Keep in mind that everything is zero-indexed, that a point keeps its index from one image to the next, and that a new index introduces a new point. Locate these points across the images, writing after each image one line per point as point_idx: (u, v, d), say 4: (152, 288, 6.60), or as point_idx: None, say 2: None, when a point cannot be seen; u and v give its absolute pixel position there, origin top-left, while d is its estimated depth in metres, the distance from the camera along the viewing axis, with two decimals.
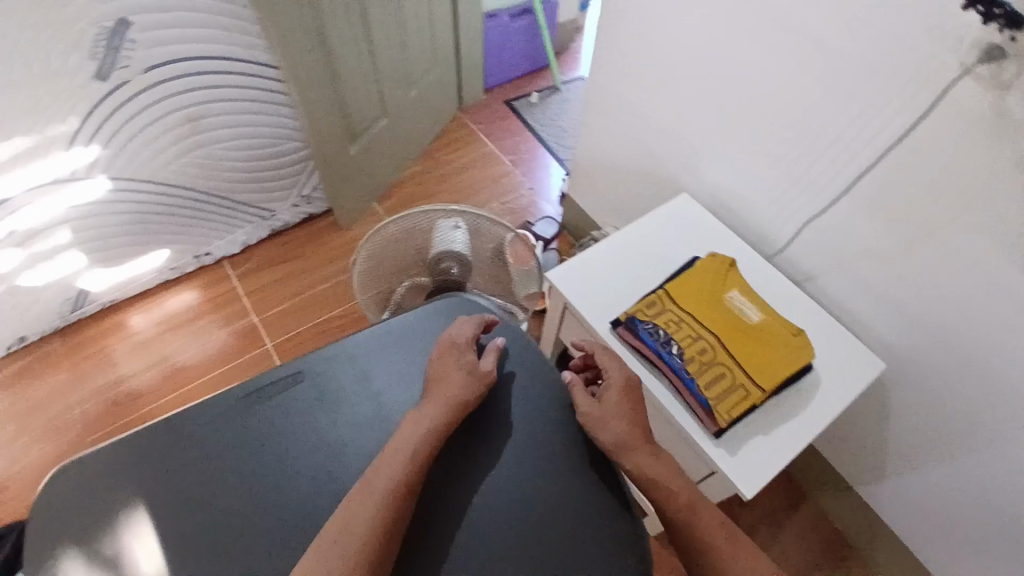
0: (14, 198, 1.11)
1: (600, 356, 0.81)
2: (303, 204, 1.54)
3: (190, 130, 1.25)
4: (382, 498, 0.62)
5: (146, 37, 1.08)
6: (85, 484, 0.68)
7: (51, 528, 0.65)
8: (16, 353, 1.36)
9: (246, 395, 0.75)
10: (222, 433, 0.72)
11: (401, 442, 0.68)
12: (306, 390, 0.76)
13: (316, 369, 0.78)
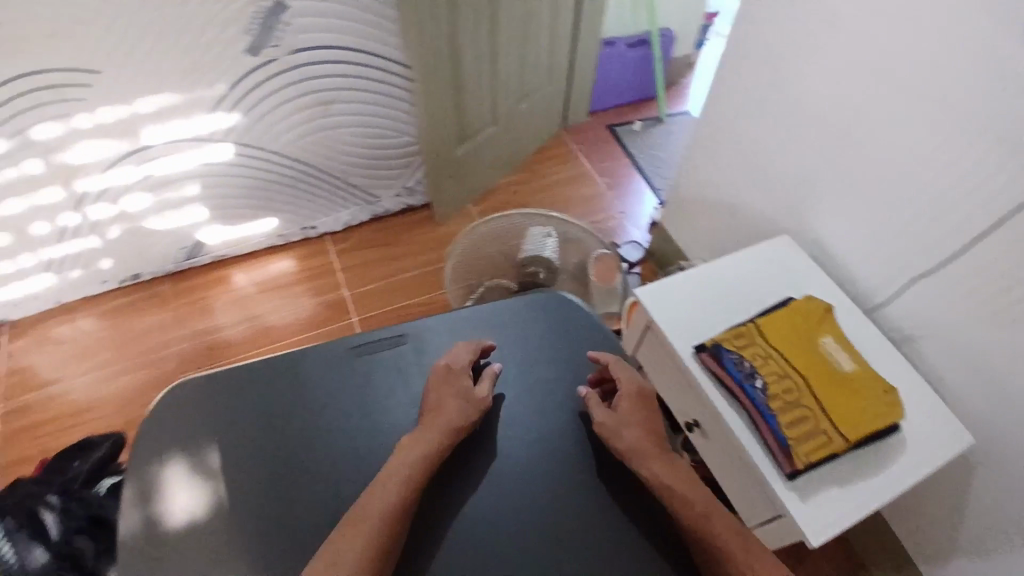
0: (155, 147, 1.26)
1: (612, 366, 0.79)
2: (407, 194, 1.62)
3: (320, 113, 1.35)
4: (373, 526, 0.60)
5: (299, 23, 1.18)
6: (200, 396, 0.72)
7: (165, 428, 0.70)
8: (130, 287, 1.50)
9: (355, 351, 0.79)
10: (326, 378, 0.76)
11: (394, 467, 0.65)
12: (407, 353, 0.80)
13: (419, 337, 0.82)
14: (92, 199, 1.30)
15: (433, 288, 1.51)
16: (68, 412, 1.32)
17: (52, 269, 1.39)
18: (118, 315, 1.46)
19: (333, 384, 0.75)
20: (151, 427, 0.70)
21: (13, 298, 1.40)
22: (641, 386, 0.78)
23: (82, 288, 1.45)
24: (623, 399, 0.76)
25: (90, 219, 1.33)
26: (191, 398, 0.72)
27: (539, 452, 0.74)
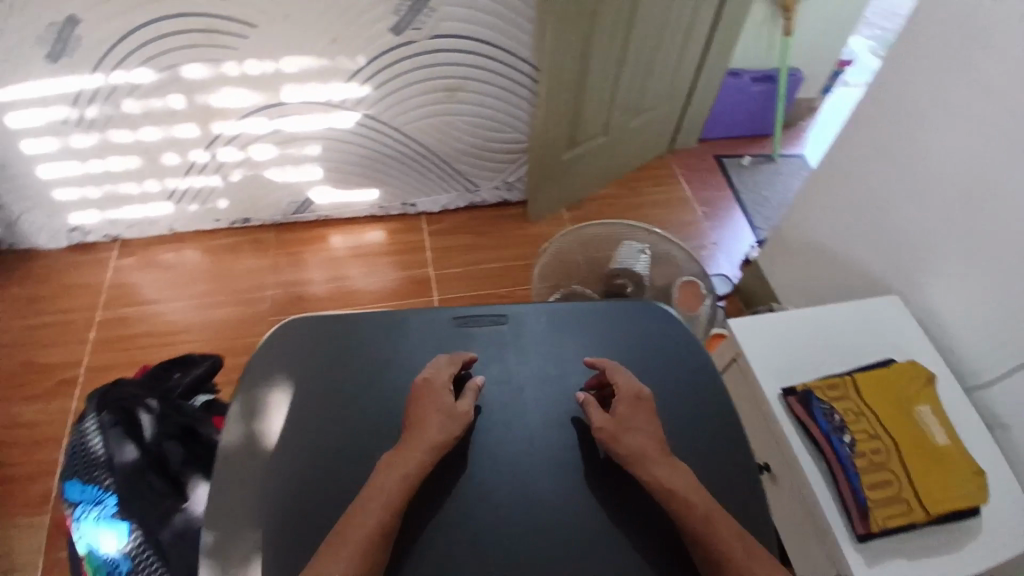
0: (289, 105, 1.35)
1: (609, 365, 0.72)
2: (506, 189, 1.65)
3: (445, 100, 1.41)
4: (359, 554, 0.55)
5: (444, 11, 1.24)
6: (311, 329, 0.76)
7: (275, 354, 0.73)
8: (237, 229, 1.60)
9: (458, 322, 0.79)
10: (425, 341, 0.77)
11: (377, 492, 0.59)
12: (506, 332, 0.79)
13: (519, 317, 0.80)
14: (222, 142, 1.40)
15: (515, 282, 1.51)
16: (161, 330, 1.43)
17: (173, 198, 1.49)
18: (221, 252, 1.57)
19: (429, 348, 0.76)
20: (263, 352, 0.74)
21: (135, 218, 1.52)
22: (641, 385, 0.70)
23: (195, 221, 1.56)
24: (622, 402, 0.68)
25: (216, 160, 1.43)
26: (300, 331, 0.76)
27: (583, 455, 0.68)
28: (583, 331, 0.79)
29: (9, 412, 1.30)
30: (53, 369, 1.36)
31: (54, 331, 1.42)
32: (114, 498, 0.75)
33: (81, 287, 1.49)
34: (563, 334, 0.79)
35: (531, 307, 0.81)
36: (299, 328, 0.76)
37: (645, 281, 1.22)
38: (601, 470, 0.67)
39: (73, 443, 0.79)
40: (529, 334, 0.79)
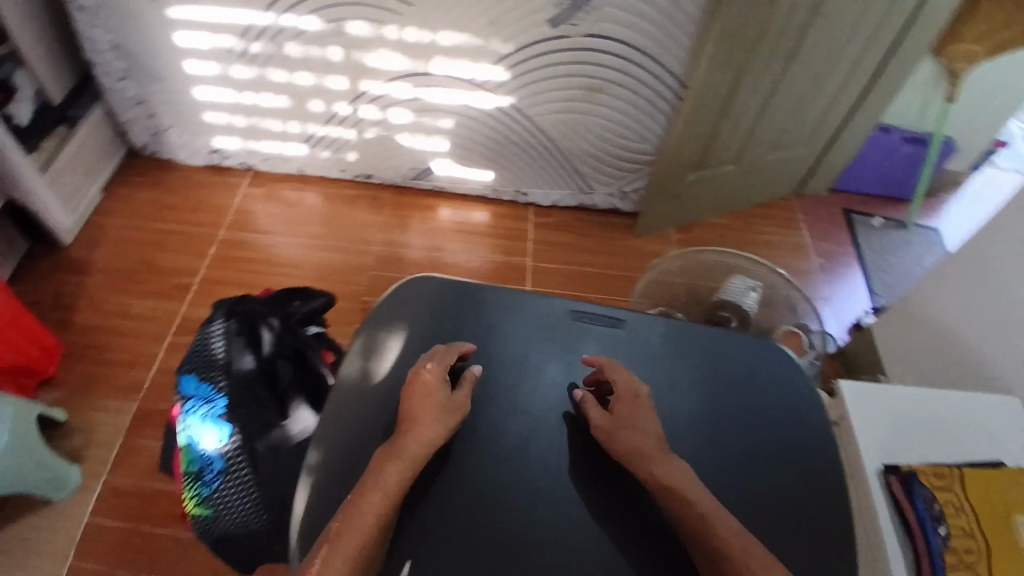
0: (435, 77, 1.39)
1: (610, 365, 0.74)
2: (619, 198, 1.61)
3: (582, 97, 1.39)
4: (362, 540, 0.57)
5: (604, 11, 1.23)
6: (446, 285, 0.83)
7: (409, 301, 0.81)
8: (358, 183, 1.68)
9: (575, 317, 0.82)
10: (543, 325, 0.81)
11: (381, 482, 0.61)
12: (622, 335, 0.82)
13: (637, 323, 0.83)
14: (366, 99, 1.45)
15: (608, 292, 1.50)
16: (272, 261, 1.52)
17: (309, 142, 1.58)
18: (339, 201, 1.64)
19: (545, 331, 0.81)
20: (397, 294, 0.81)
21: (271, 153, 1.61)
22: (637, 385, 0.72)
23: (322, 167, 1.64)
24: (619, 400, 0.70)
25: (356, 115, 1.49)
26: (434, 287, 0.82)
27: (583, 459, 0.71)
28: (694, 348, 0.81)
29: (125, 305, 1.41)
30: (170, 274, 1.47)
31: (179, 240, 1.53)
32: (222, 402, 0.81)
33: (210, 206, 1.60)
34: (676, 354, 0.80)
35: (653, 321, 0.84)
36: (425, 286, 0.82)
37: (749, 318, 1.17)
38: (598, 472, 0.70)
39: (196, 341, 0.86)
40: (638, 346, 0.81)
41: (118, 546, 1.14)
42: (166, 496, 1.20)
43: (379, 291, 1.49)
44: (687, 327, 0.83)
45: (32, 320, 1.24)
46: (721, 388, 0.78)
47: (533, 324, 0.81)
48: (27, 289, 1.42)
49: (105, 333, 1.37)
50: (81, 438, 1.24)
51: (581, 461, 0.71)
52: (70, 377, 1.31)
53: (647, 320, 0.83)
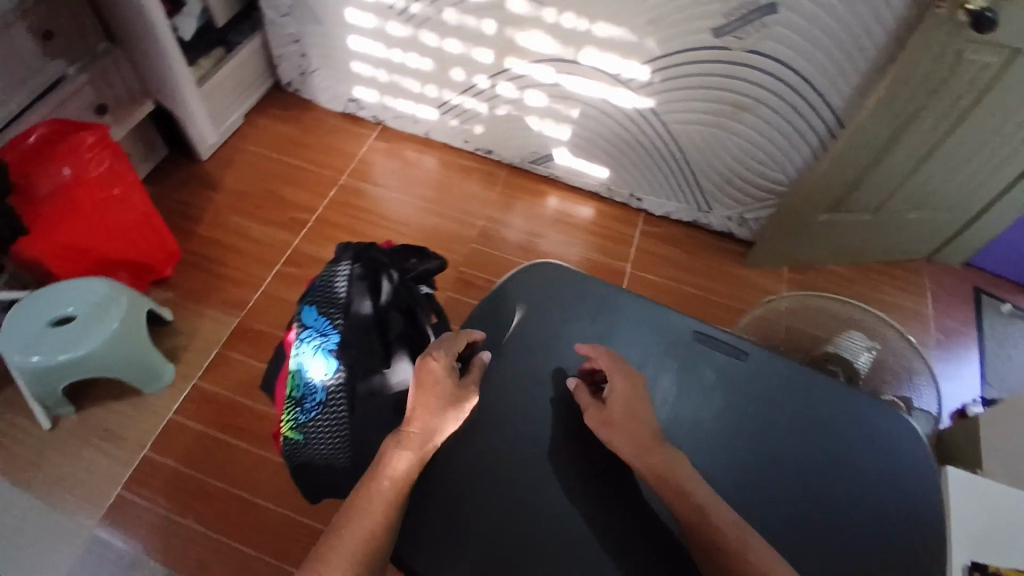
0: (582, 66, 1.35)
1: (601, 358, 0.75)
2: (735, 223, 1.55)
3: (727, 112, 1.34)
4: (377, 517, 0.57)
5: (774, 30, 1.17)
6: (578, 278, 0.91)
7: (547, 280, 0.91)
8: (477, 157, 1.70)
9: (698, 338, 0.85)
10: (655, 337, 0.86)
11: (392, 468, 0.61)
12: (740, 368, 0.83)
13: (757, 361, 0.83)
14: (506, 76, 1.45)
15: (703, 316, 1.45)
16: (381, 214, 1.56)
17: (441, 109, 1.61)
18: (456, 171, 1.67)
19: (659, 342, 0.85)
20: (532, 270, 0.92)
21: (403, 112, 1.66)
22: (638, 383, 0.73)
23: (447, 135, 1.67)
24: (614, 397, 0.71)
25: (493, 90, 1.50)
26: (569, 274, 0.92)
27: (583, 453, 0.76)
28: (808, 397, 0.81)
29: (243, 226, 1.49)
30: (287, 206, 1.53)
31: (302, 176, 1.60)
32: (336, 337, 0.85)
33: (336, 150, 1.66)
34: (790, 398, 0.81)
35: (778, 362, 0.83)
36: (563, 276, 0.91)
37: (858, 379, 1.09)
38: (598, 469, 0.75)
39: (321, 276, 0.91)
40: (751, 381, 0.82)
41: (195, 446, 1.21)
42: (245, 411, 1.26)
43: (475, 265, 1.51)
44: (810, 375, 0.82)
45: (161, 223, 1.34)
46: (822, 442, 0.78)
47: (650, 333, 0.86)
48: (162, 192, 1.52)
49: (220, 248, 1.45)
50: (181, 339, 1.32)
51: (583, 455, 0.76)
52: (183, 281, 1.40)
53: (771, 359, 0.83)
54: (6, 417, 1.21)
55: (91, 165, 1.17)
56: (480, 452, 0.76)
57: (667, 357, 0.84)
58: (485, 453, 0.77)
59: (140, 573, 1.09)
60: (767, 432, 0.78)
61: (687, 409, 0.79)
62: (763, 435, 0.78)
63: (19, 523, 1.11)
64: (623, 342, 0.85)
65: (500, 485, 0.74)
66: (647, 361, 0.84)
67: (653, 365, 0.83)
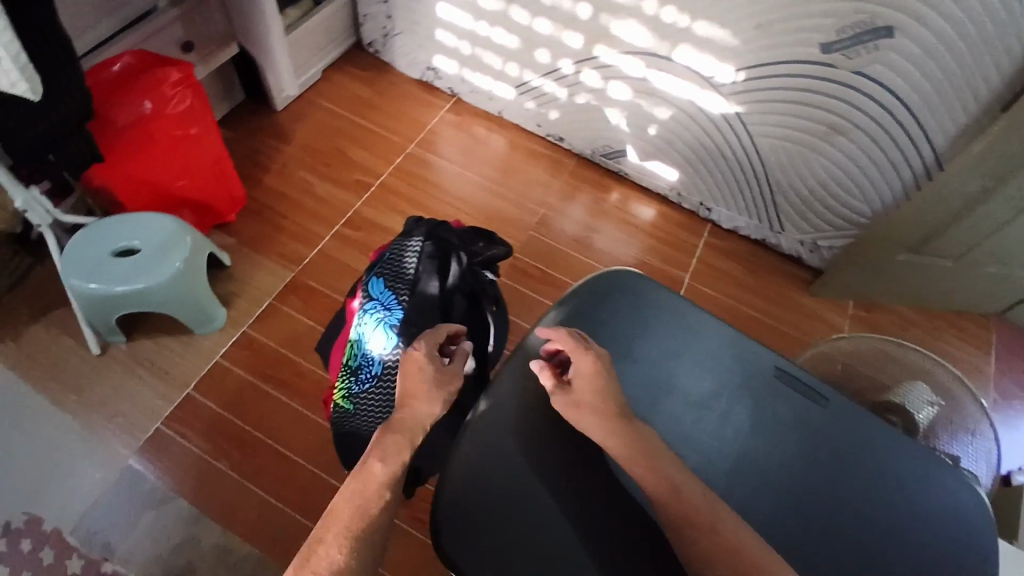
0: (675, 64, 1.29)
1: (559, 338, 0.73)
2: (806, 248, 1.49)
3: (819, 133, 1.27)
4: (376, 494, 0.57)
5: (887, 55, 1.10)
6: (658, 292, 0.83)
7: (623, 291, 0.83)
8: (547, 143, 1.67)
9: (777, 376, 0.78)
10: (733, 366, 0.79)
11: (384, 451, 0.61)
12: (820, 417, 0.76)
13: (841, 413, 0.76)
14: (592, 65, 1.41)
15: (759, 340, 1.41)
16: (444, 187, 1.55)
17: (518, 89, 1.57)
18: (523, 154, 1.64)
19: (738, 372, 0.79)
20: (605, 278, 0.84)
21: (480, 87, 1.63)
22: (602, 360, 0.72)
23: (521, 117, 1.64)
24: (578, 379, 0.70)
25: (576, 77, 1.46)
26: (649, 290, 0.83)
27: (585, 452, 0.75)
28: (888, 459, 0.74)
29: (308, 181, 1.49)
30: (353, 168, 1.53)
31: (371, 138, 1.59)
32: (400, 310, 0.86)
33: (407, 118, 1.64)
34: (870, 457, 0.74)
35: (864, 416, 0.76)
36: (634, 289, 0.83)
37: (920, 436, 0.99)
38: (598, 470, 0.74)
39: (390, 247, 0.92)
40: (832, 433, 0.75)
41: (237, 392, 1.23)
42: (288, 366, 1.26)
43: (531, 253, 1.48)
44: (895, 434, 0.76)
45: (231, 167, 1.35)
46: (897, 509, 0.72)
47: (728, 360, 0.79)
48: (235, 137, 1.53)
49: (283, 200, 1.45)
50: (235, 285, 1.34)
51: (582, 455, 0.75)
52: (244, 228, 1.41)
53: (858, 412, 0.76)
54: (61, 336, 1.24)
55: (171, 103, 1.17)
56: (508, 442, 0.74)
57: (743, 393, 0.77)
58: (500, 444, 0.74)
59: (169, 508, 1.11)
60: (841, 490, 0.73)
61: (759, 449, 0.75)
62: (837, 491, 0.73)
63: (61, 441, 1.14)
64: (698, 367, 0.79)
65: (522, 482, 0.72)
66: (722, 393, 0.78)
67: (726, 397, 0.77)
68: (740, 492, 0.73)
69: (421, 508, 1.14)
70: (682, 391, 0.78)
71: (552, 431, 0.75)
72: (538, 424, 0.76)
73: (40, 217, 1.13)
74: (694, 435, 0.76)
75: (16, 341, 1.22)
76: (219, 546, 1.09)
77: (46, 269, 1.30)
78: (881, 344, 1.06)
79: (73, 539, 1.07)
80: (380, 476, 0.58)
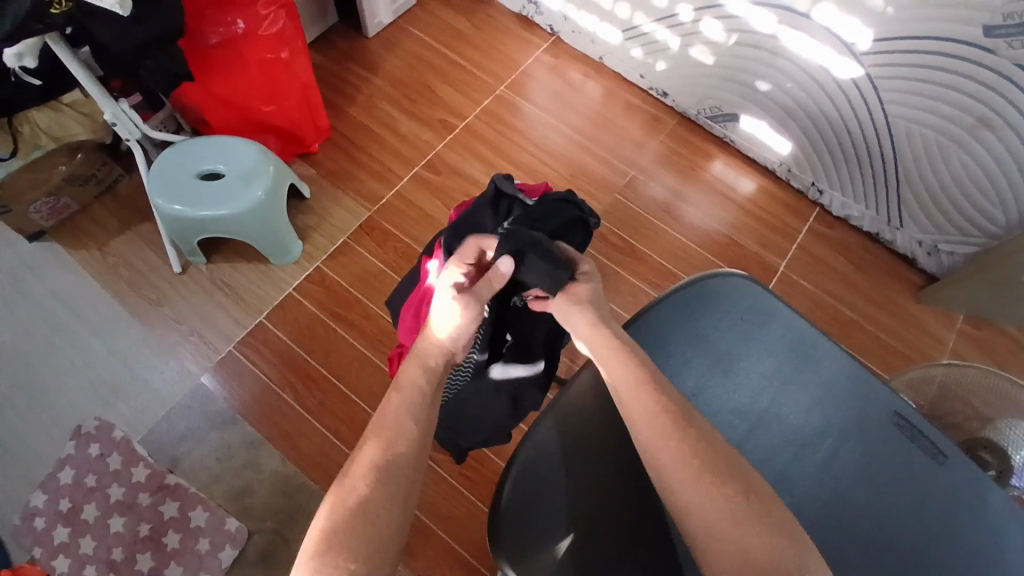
0: (812, 23, 1.12)
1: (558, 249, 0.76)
2: (924, 249, 1.33)
3: (966, 126, 1.10)
4: (411, 399, 0.63)
5: None
6: (763, 302, 0.76)
7: (732, 299, 0.76)
8: (649, 97, 1.53)
9: (898, 426, 0.70)
10: (842, 398, 0.72)
11: (418, 361, 0.67)
12: (930, 472, 0.68)
13: (957, 473, 0.68)
14: (715, 13, 1.24)
15: (850, 345, 1.30)
16: (531, 135, 1.46)
17: (626, 33, 1.43)
18: (620, 106, 1.52)
19: (848, 407, 0.71)
20: (717, 280, 0.77)
21: (584, 27, 1.49)
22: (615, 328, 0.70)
23: (624, 64, 1.50)
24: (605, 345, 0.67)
25: (695, 26, 1.29)
26: (758, 301, 0.76)
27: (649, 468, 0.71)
28: (1001, 532, 0.66)
29: (391, 116, 1.43)
30: (440, 106, 1.46)
31: (461, 74, 1.50)
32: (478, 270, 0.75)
33: (502, 56, 1.54)
34: (982, 528, 0.66)
35: (991, 483, 0.67)
36: (748, 293, 0.76)
37: (1012, 482, 0.82)
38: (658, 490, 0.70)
39: (483, 229, 0.85)
40: (946, 498, 0.67)
41: (306, 326, 1.23)
42: (356, 307, 1.25)
43: (613, 216, 1.39)
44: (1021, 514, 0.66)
45: (318, 97, 1.30)
46: None
47: (839, 393, 0.72)
48: (323, 62, 1.47)
49: (366, 133, 1.41)
50: (311, 218, 1.32)
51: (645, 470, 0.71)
52: (325, 159, 1.38)
53: (981, 478, 0.67)
54: (144, 250, 1.27)
55: (263, 23, 1.12)
56: (580, 442, 0.71)
57: (854, 436, 0.70)
58: (572, 444, 0.70)
59: (231, 430, 1.15)
60: (945, 558, 0.65)
61: (858, 497, 0.68)
62: (933, 558, 0.65)
63: (139, 353, 1.19)
64: (806, 399, 0.72)
65: (586, 486, 0.69)
66: (831, 429, 0.71)
67: (830, 431, 0.71)
68: (832, 541, 0.66)
69: (472, 467, 1.14)
70: (785, 422, 0.72)
71: (623, 441, 0.72)
72: (620, 430, 0.72)
73: (129, 131, 1.11)
74: (793, 476, 0.70)
75: (102, 251, 1.26)
76: (276, 473, 1.13)
77: (133, 180, 1.32)
78: (995, 380, 0.86)
79: (141, 449, 1.11)
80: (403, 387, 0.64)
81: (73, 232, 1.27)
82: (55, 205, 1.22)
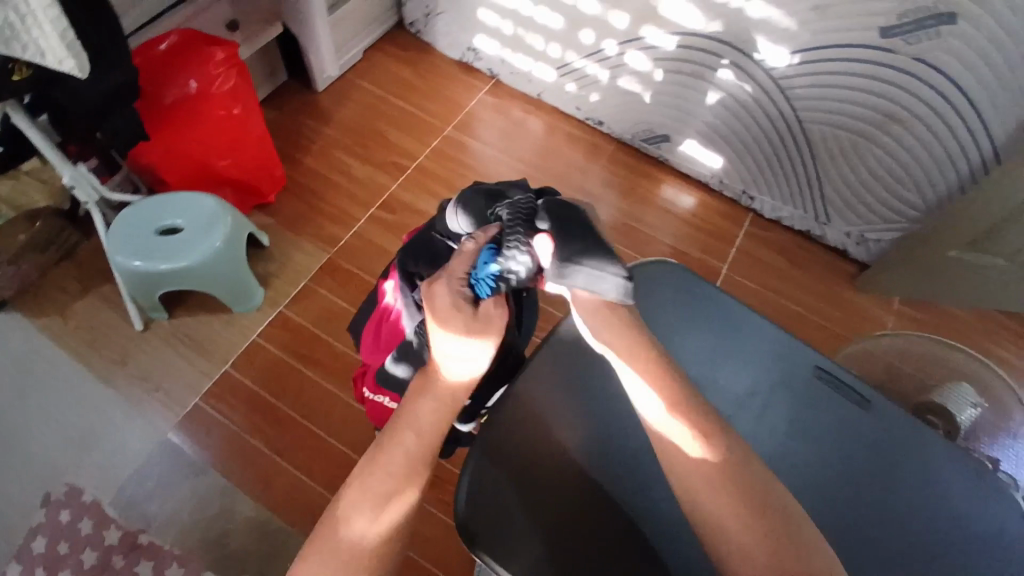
0: (725, 44, 1.24)
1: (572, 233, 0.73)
2: (853, 240, 1.43)
3: (875, 121, 1.21)
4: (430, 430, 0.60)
5: (948, 42, 1.05)
6: (696, 282, 0.82)
7: (665, 281, 0.82)
8: (587, 126, 1.63)
9: (822, 378, 0.76)
10: (777, 362, 0.77)
11: (437, 386, 0.62)
12: (858, 418, 0.74)
13: (883, 414, 0.74)
14: (638, 44, 1.36)
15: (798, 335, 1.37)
16: (480, 170, 1.54)
17: (559, 71, 1.54)
18: (562, 137, 1.61)
19: (781, 368, 0.77)
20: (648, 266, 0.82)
21: (521, 68, 1.60)
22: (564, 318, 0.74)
23: (561, 99, 1.61)
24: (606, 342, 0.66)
25: (620, 58, 1.41)
26: (689, 282, 0.82)
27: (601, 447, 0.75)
28: (924, 468, 0.71)
29: (345, 164, 1.50)
30: (391, 150, 1.53)
31: (409, 120, 1.58)
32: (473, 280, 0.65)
33: (447, 101, 1.63)
34: (915, 468, 0.71)
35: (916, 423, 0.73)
36: (678, 277, 0.82)
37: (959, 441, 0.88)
38: (614, 459, 0.75)
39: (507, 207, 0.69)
40: (876, 439, 0.73)
41: (273, 370, 1.25)
42: (321, 346, 1.28)
43: None
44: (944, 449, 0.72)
45: (272, 148, 1.36)
46: (940, 525, 0.69)
47: (771, 360, 0.77)
48: (277, 118, 1.54)
49: (321, 182, 1.47)
50: (272, 265, 1.35)
51: (601, 450, 0.75)
52: (283, 208, 1.42)
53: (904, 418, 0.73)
54: (107, 311, 1.28)
55: (217, 82, 1.18)
56: (538, 429, 0.74)
57: (787, 394, 0.76)
58: (528, 431, 0.74)
59: (204, 479, 1.14)
60: (880, 498, 0.70)
61: (803, 451, 0.73)
62: (868, 500, 0.70)
63: (107, 413, 1.18)
64: (741, 369, 0.77)
65: (548, 470, 0.72)
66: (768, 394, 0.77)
67: (765, 395, 0.76)
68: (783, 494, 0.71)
69: (446, 490, 1.15)
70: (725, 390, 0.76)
71: (579, 420, 0.76)
72: (575, 413, 0.76)
73: (87, 194, 1.14)
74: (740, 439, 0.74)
75: (64, 316, 1.26)
76: (249, 520, 1.11)
77: (93, 245, 1.34)
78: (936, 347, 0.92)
79: (112, 510, 1.10)
80: (414, 414, 0.61)
81: (35, 300, 1.27)
82: (15, 274, 1.23)
